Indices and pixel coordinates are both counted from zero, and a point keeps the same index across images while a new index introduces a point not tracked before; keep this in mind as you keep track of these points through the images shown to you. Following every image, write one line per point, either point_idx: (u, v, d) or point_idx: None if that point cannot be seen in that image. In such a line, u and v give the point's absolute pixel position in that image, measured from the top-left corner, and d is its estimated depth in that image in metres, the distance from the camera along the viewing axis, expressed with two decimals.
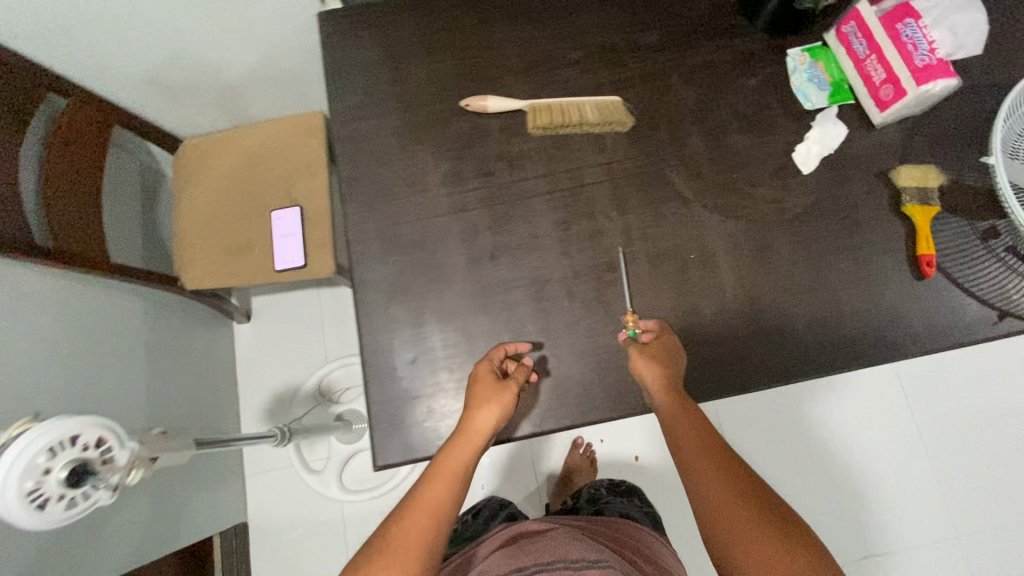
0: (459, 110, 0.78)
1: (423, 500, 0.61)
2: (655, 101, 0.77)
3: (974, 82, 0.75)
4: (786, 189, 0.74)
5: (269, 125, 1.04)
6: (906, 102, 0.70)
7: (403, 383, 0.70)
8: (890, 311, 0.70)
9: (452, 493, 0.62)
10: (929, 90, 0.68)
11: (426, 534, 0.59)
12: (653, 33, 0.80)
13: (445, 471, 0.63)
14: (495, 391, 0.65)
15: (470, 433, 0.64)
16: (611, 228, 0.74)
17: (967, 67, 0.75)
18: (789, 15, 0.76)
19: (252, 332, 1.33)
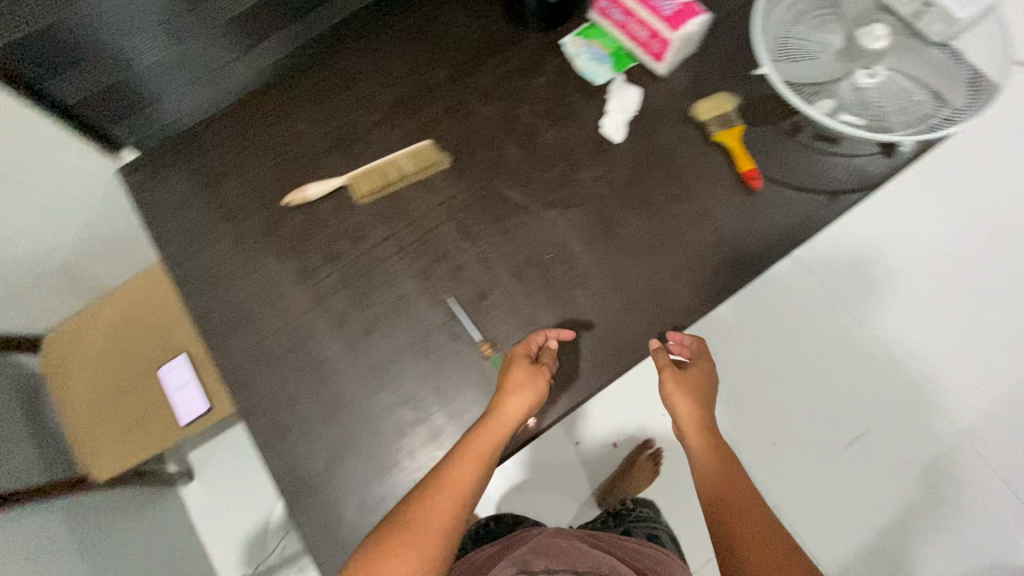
0: (286, 207, 0.78)
1: (446, 480, 0.62)
2: (464, 130, 0.80)
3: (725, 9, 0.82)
4: (607, 162, 0.78)
5: (127, 286, 1.01)
6: (673, 49, 0.76)
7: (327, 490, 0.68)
8: (739, 233, 0.73)
9: (475, 482, 0.62)
10: (684, 33, 0.74)
11: (451, 507, 0.61)
12: (440, 70, 0.83)
13: (470, 457, 0.63)
14: (526, 379, 0.65)
15: (499, 421, 0.64)
16: (470, 258, 0.74)
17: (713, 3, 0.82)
18: (550, 10, 0.81)
19: (200, 485, 1.26)
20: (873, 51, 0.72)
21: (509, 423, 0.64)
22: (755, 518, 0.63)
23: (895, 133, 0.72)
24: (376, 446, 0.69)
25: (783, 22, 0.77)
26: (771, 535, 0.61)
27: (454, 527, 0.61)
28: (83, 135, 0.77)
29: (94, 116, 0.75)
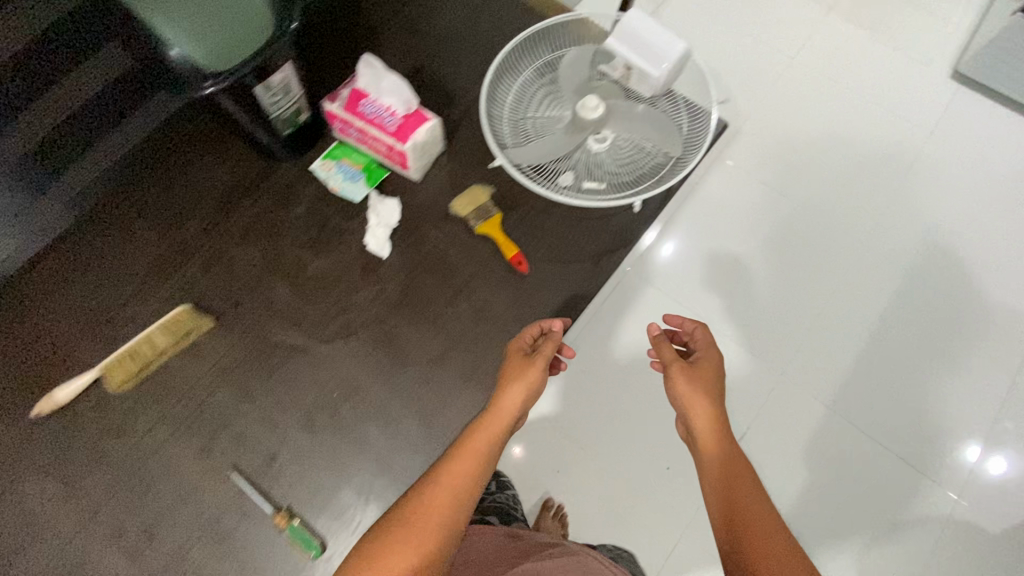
0: (39, 416, 0.70)
1: (451, 477, 0.58)
2: (228, 280, 0.76)
3: (464, 108, 0.86)
4: (378, 280, 0.75)
5: None
6: (412, 159, 0.76)
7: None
8: (518, 321, 0.74)
9: (479, 477, 0.59)
10: (413, 144, 0.74)
11: (452, 503, 0.56)
12: (194, 222, 0.79)
13: (473, 452, 0.60)
14: (521, 363, 0.66)
15: (503, 412, 0.63)
16: (252, 419, 0.69)
17: (452, 107, 0.86)
18: (290, 141, 0.79)
19: None
20: (593, 120, 0.75)
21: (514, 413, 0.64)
22: (758, 502, 0.59)
23: (629, 192, 0.75)
24: None
25: (514, 110, 0.81)
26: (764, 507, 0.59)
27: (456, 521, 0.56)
28: None
29: None
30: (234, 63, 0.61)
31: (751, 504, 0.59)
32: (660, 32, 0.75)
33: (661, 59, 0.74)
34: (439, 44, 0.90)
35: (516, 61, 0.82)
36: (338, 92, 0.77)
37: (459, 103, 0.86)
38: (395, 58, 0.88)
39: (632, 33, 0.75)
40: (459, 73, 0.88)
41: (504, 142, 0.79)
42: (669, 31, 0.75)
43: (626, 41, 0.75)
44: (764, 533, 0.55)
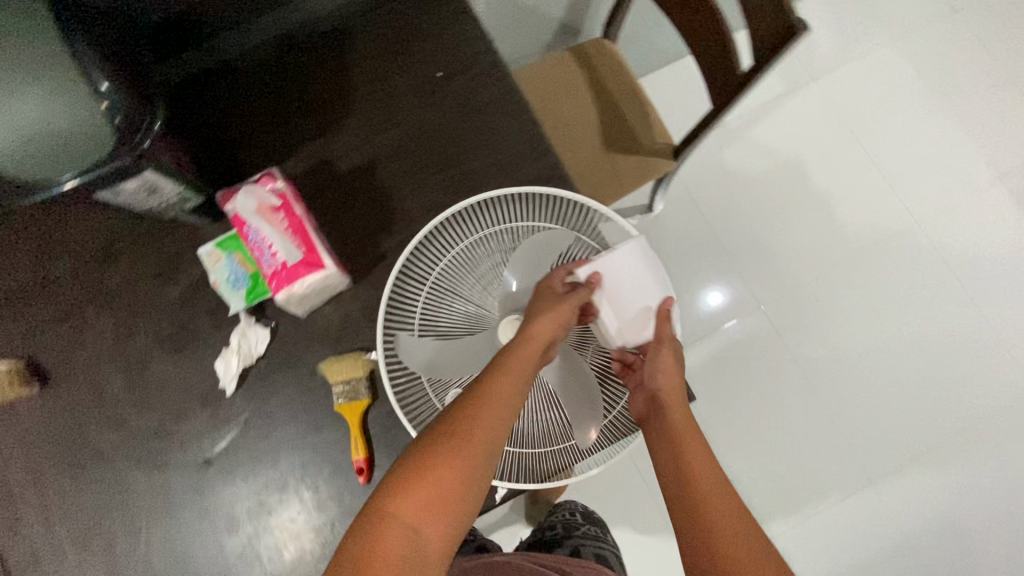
0: None
1: (490, 402, 0.51)
2: (72, 343, 0.69)
3: (400, 241, 0.70)
4: (213, 416, 0.66)
5: None
6: (287, 305, 0.63)
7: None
8: (329, 534, 0.63)
9: (522, 401, 0.53)
10: (286, 295, 0.60)
11: (497, 423, 0.51)
12: (61, 260, 0.70)
13: (515, 369, 0.54)
14: (560, 296, 0.59)
15: (535, 333, 0.56)
16: (31, 514, 0.65)
17: (387, 232, 0.70)
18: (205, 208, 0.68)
19: None
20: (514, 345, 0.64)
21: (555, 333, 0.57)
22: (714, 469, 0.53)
23: (512, 444, 0.61)
24: None
25: (441, 280, 0.65)
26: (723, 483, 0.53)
27: (503, 440, 0.50)
28: None
29: None
30: (62, 173, 0.50)
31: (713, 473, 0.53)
32: (653, 288, 0.60)
33: (639, 325, 0.60)
34: (412, 144, 0.72)
35: (471, 218, 0.66)
36: (239, 191, 0.63)
37: (395, 230, 0.70)
38: (354, 144, 0.72)
39: (621, 277, 0.60)
40: (416, 192, 0.71)
41: (406, 320, 0.64)
42: (664, 292, 0.61)
43: (611, 282, 0.60)
44: (731, 523, 0.50)
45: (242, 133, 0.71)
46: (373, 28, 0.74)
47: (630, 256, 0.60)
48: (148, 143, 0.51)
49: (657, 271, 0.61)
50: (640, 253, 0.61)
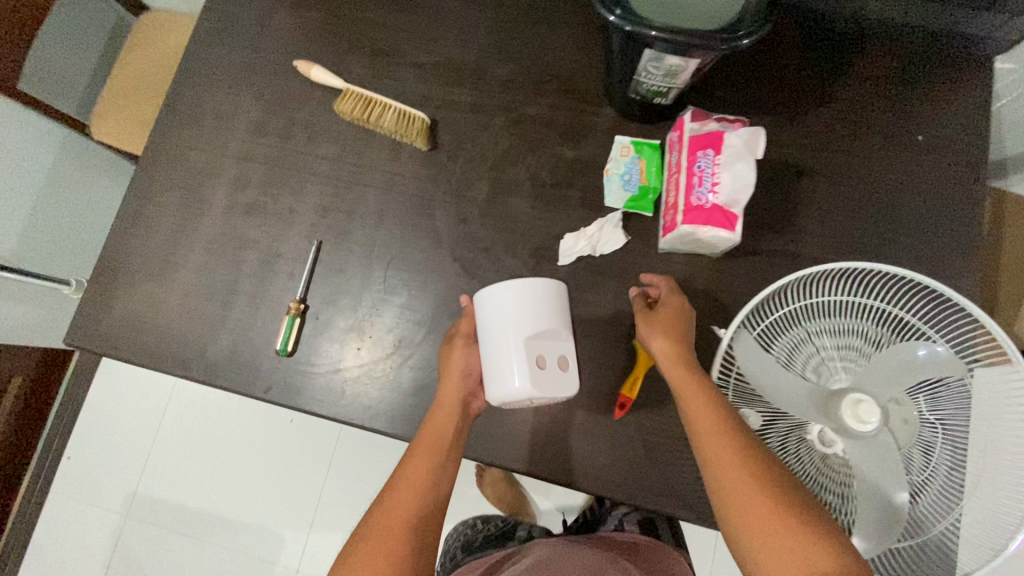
0: (294, 70, 0.79)
1: (407, 479, 0.61)
2: (469, 132, 0.75)
3: (779, 249, 0.69)
4: (534, 269, 0.71)
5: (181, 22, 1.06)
6: (677, 237, 0.65)
7: (107, 288, 0.74)
8: (559, 428, 0.67)
9: (438, 466, 0.62)
10: (691, 232, 0.63)
11: (420, 492, 0.61)
12: (505, 66, 0.76)
13: (428, 442, 0.63)
14: (466, 350, 0.66)
15: (443, 404, 0.64)
16: (359, 234, 0.73)
17: (772, 235, 0.70)
18: (646, 109, 0.70)
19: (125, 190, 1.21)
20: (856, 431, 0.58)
21: (466, 393, 0.65)
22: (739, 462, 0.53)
23: None
24: (176, 295, 0.73)
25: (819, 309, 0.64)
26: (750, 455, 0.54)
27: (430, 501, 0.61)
28: None
29: None
30: (645, 18, 0.52)
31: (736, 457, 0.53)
32: (500, 338, 0.61)
33: (496, 378, 0.62)
34: (846, 178, 0.70)
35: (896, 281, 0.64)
36: (711, 119, 0.64)
37: (780, 238, 0.69)
38: (801, 143, 0.71)
39: (483, 312, 0.63)
40: (824, 222, 0.70)
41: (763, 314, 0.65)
42: (521, 352, 0.60)
43: (490, 318, 0.62)
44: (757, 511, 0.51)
45: (722, 68, 0.72)
46: (888, 59, 0.72)
47: (498, 297, 0.62)
48: (731, 45, 0.51)
49: (528, 327, 0.60)
50: (498, 296, 0.61)
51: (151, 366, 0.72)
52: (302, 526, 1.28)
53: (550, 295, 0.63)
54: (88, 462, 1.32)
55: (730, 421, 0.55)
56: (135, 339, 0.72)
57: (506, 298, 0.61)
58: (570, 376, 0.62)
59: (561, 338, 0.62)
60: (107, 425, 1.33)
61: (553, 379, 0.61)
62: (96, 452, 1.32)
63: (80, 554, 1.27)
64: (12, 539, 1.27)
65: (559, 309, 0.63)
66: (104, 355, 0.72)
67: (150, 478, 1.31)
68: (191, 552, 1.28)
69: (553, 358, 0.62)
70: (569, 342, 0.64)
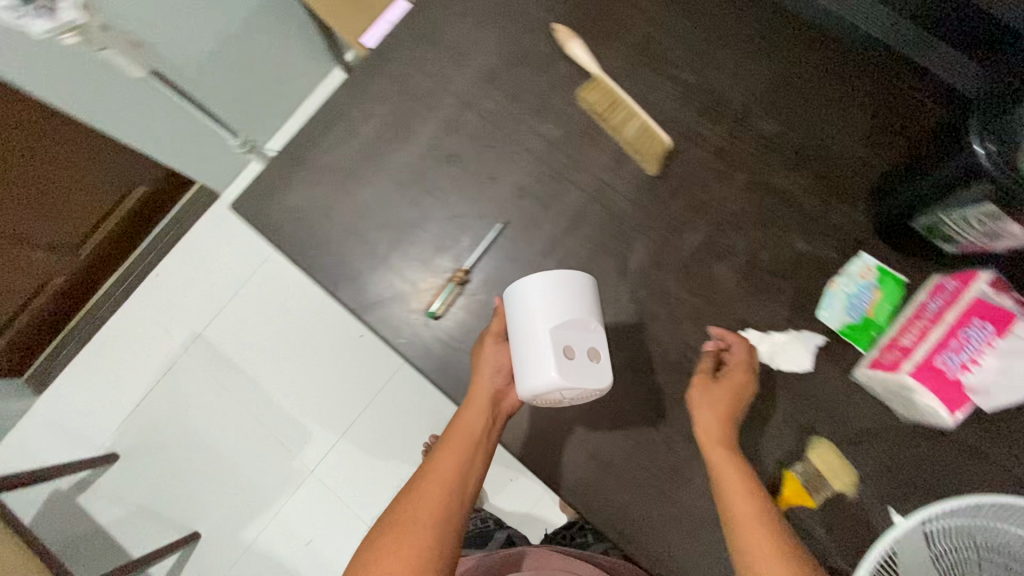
0: (549, 33, 0.73)
1: (438, 470, 0.61)
2: (703, 174, 0.68)
3: (988, 452, 0.60)
4: (711, 345, 0.65)
5: None
6: (888, 377, 0.57)
7: (289, 174, 0.73)
8: (670, 517, 0.63)
9: (466, 467, 0.61)
10: (912, 387, 0.55)
11: (446, 488, 0.60)
12: (769, 121, 0.69)
13: (460, 437, 0.62)
14: (497, 344, 0.63)
15: (476, 398, 0.62)
16: (547, 229, 0.69)
17: (989, 431, 0.60)
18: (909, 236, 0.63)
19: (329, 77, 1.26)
20: None
21: (497, 390, 0.63)
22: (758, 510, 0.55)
23: None
24: (351, 210, 0.72)
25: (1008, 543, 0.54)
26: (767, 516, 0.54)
27: (456, 498, 0.60)
28: None
29: None
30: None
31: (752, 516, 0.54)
32: (528, 329, 0.58)
33: (523, 370, 0.59)
34: None
35: None
36: (1008, 294, 0.54)
37: (997, 438, 0.60)
38: None
39: (511, 301, 0.60)
40: None
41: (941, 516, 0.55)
42: (545, 342, 0.57)
43: (517, 313, 0.59)
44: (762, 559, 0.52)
45: None
46: None
47: (524, 290, 0.59)
48: None
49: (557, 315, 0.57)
50: (526, 289, 0.58)
51: (300, 265, 0.71)
52: (330, 436, 1.30)
53: (574, 283, 0.59)
54: (169, 287, 1.37)
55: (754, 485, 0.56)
56: (294, 233, 0.72)
57: (528, 284, 0.58)
58: (602, 367, 0.59)
59: (590, 328, 0.59)
60: (200, 261, 1.37)
61: (583, 370, 0.57)
62: (179, 282, 1.37)
63: (133, 363, 1.35)
64: (90, 322, 1.37)
65: (585, 298, 0.60)
66: (261, 235, 0.72)
67: (216, 328, 1.35)
68: (224, 409, 1.33)
69: (581, 348, 0.58)
70: (600, 333, 0.60)
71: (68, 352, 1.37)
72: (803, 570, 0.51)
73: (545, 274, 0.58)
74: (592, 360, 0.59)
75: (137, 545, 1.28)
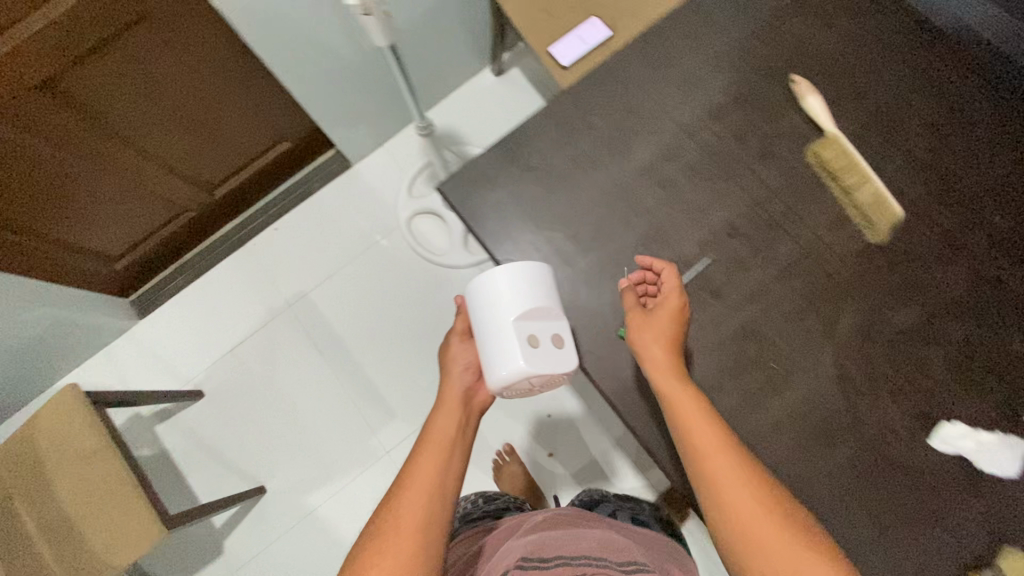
0: (784, 82, 0.73)
1: (418, 476, 0.64)
2: (924, 253, 0.67)
3: None
4: (907, 427, 0.63)
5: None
6: None
7: (495, 167, 0.74)
8: None
9: (447, 462, 0.65)
10: None
11: (431, 481, 0.64)
12: (1003, 213, 0.67)
13: (436, 442, 0.67)
14: (465, 344, 0.74)
15: (449, 398, 0.70)
16: (755, 274, 0.67)
17: None
18: None
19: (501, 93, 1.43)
20: None
21: (466, 387, 0.72)
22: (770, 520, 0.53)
23: None
24: (554, 216, 0.72)
25: None
26: (748, 476, 0.55)
27: (443, 491, 0.63)
28: None
29: (889, 38, 0.74)
30: None
31: (732, 473, 0.55)
32: (495, 321, 0.65)
33: (488, 356, 0.65)
34: None
35: None
36: None
37: None
38: None
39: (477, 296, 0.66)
40: None
41: None
42: (514, 334, 0.63)
43: (483, 314, 0.66)
44: (761, 525, 0.53)
45: None
46: None
47: (491, 282, 0.65)
48: None
49: (517, 308, 0.64)
50: (490, 284, 0.65)
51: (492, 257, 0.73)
52: (412, 421, 1.30)
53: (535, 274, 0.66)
54: (286, 242, 1.41)
55: (720, 436, 0.57)
56: (492, 225, 0.73)
57: (495, 274, 0.65)
58: (565, 353, 0.66)
59: (552, 316, 0.67)
60: (321, 224, 1.41)
61: (546, 357, 0.65)
62: (297, 240, 1.41)
63: (236, 307, 1.38)
64: (202, 260, 1.42)
65: (547, 288, 0.67)
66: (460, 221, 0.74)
67: (323, 291, 1.38)
68: (312, 372, 1.34)
69: (544, 335, 0.66)
70: (559, 320, 0.68)
71: (176, 284, 1.41)
72: (803, 533, 0.52)
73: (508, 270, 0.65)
74: (555, 346, 0.66)
75: (201, 485, 1.29)
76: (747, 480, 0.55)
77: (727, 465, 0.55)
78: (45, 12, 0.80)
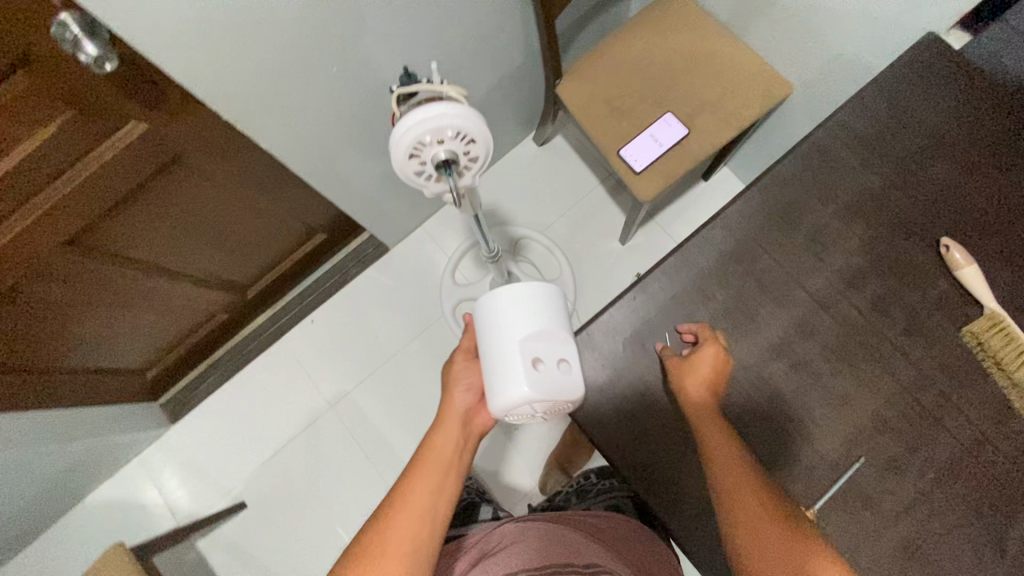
0: (930, 242, 0.63)
1: (409, 500, 0.59)
2: None
3: None
4: None
5: (727, 60, 0.96)
6: None
7: (598, 345, 0.67)
8: None
9: (443, 483, 0.60)
10: None
11: (423, 500, 0.59)
12: None
13: (432, 463, 0.61)
14: (467, 361, 0.68)
15: (449, 416, 0.64)
16: (908, 478, 0.59)
17: None
18: None
19: (553, 164, 1.34)
20: None
21: (468, 407, 0.66)
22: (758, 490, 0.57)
23: None
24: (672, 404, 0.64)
25: None
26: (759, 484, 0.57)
27: (433, 514, 0.58)
28: (954, 72, 0.67)
29: None
30: None
31: (748, 482, 0.57)
32: (494, 343, 0.60)
33: (491, 383, 0.60)
34: None
35: None
36: None
37: None
38: None
39: (479, 317, 0.62)
40: None
41: None
42: (514, 354, 0.59)
43: (486, 334, 0.62)
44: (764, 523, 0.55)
45: None
46: None
47: (490, 303, 0.62)
48: None
49: (520, 328, 0.60)
50: (489, 304, 0.62)
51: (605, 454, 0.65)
52: None
53: (542, 295, 0.62)
54: (324, 337, 1.32)
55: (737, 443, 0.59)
56: (605, 416, 0.65)
57: (499, 290, 0.61)
58: (573, 377, 0.61)
59: (559, 338, 0.61)
60: (360, 315, 1.33)
61: (553, 382, 0.59)
62: (338, 331, 1.32)
63: (275, 407, 1.30)
64: (233, 357, 1.33)
65: (557, 311, 0.63)
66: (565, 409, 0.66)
67: (367, 388, 1.30)
68: (360, 476, 1.27)
69: (552, 361, 0.60)
70: (570, 343, 0.62)
71: (207, 385, 1.32)
72: (801, 527, 0.56)
73: (513, 284, 0.61)
74: (564, 372, 0.60)
75: None
76: (760, 490, 0.57)
77: (742, 477, 0.57)
78: (71, 173, 0.69)
